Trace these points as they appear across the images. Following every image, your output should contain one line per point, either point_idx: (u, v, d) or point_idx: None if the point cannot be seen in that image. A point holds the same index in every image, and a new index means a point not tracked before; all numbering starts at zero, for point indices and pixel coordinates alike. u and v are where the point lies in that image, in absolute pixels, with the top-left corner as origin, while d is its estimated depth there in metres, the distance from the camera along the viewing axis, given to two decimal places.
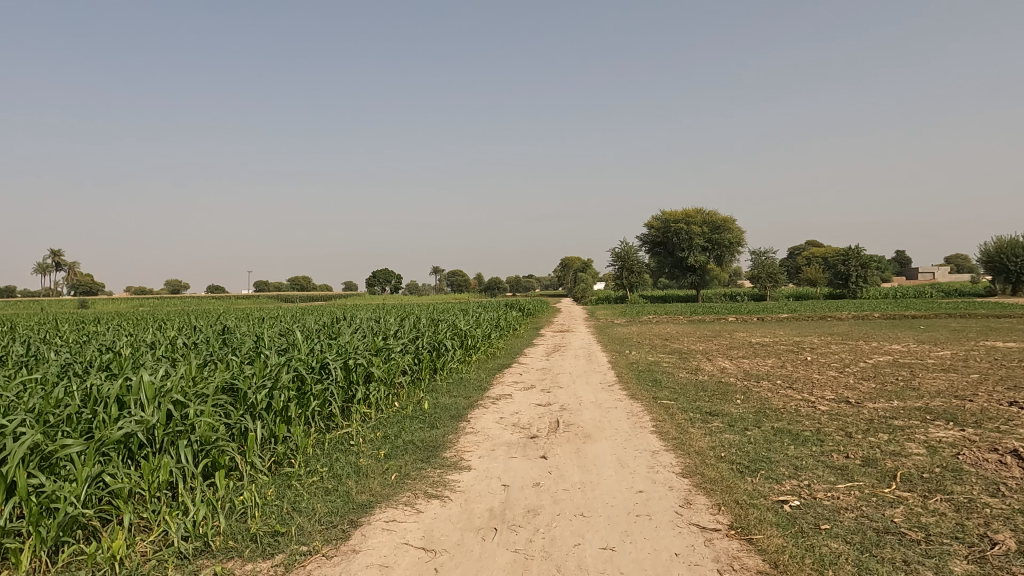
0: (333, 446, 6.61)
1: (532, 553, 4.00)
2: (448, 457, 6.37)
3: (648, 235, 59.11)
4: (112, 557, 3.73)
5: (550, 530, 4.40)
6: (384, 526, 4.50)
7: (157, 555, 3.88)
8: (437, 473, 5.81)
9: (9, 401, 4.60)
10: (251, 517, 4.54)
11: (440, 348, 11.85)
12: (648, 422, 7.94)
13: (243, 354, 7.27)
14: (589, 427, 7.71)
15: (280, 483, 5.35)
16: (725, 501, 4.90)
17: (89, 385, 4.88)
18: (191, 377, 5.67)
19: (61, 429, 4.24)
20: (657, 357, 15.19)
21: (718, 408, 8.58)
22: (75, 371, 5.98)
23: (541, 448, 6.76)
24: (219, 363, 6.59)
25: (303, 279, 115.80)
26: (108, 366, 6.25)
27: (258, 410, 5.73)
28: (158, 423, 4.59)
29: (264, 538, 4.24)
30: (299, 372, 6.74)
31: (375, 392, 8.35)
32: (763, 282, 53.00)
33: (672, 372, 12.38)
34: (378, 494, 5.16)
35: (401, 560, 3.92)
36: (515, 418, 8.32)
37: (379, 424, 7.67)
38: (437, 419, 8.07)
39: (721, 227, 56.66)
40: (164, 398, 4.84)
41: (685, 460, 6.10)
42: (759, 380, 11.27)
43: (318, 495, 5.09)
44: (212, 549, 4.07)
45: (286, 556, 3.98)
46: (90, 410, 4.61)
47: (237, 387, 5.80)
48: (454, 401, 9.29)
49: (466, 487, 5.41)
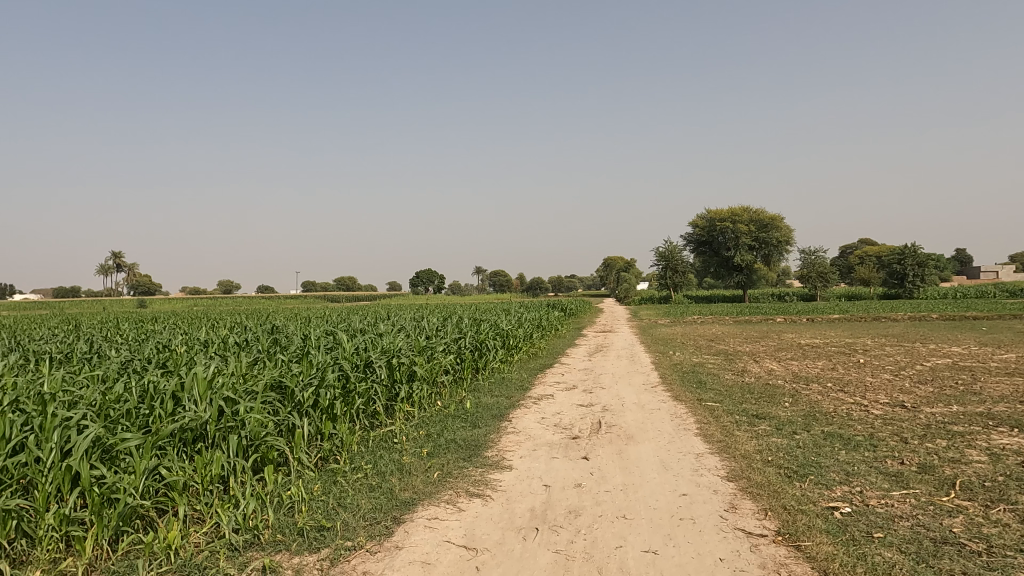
0: (377, 444, 6.72)
1: (574, 554, 3.98)
2: (490, 456, 6.40)
3: (692, 234, 57.93)
4: (168, 547, 3.88)
5: (591, 531, 4.38)
6: (427, 523, 4.56)
7: (210, 546, 4.02)
8: (479, 472, 5.85)
9: (74, 395, 4.85)
10: (299, 512, 4.66)
11: (482, 348, 11.88)
12: (693, 424, 7.80)
13: (292, 352, 7.46)
14: (632, 429, 7.62)
15: (326, 478, 5.47)
16: (772, 506, 4.78)
17: (147, 381, 5.10)
18: (242, 375, 5.87)
19: (120, 423, 4.45)
20: (703, 358, 14.94)
21: (766, 411, 8.37)
22: (134, 367, 6.28)
23: (583, 448, 6.74)
24: (268, 362, 6.80)
25: (349, 281, 118.60)
26: (165, 364, 6.52)
27: (305, 407, 5.88)
28: (210, 419, 4.78)
29: (311, 532, 4.34)
30: (344, 370, 6.89)
31: (419, 390, 8.45)
32: (814, 281, 51.49)
33: (717, 374, 12.16)
34: (421, 491, 5.23)
35: (443, 557, 3.96)
36: (557, 418, 8.31)
37: (422, 423, 7.77)
38: (478, 418, 8.12)
39: (768, 225, 54.76)
40: (215, 394, 5.01)
41: (730, 463, 6.00)
42: (808, 382, 11.00)
43: (362, 491, 5.18)
44: (262, 542, 4.18)
45: (331, 551, 4.07)
46: (148, 406, 4.82)
47: (285, 384, 5.96)
48: (497, 401, 9.31)
49: (508, 486, 5.43)
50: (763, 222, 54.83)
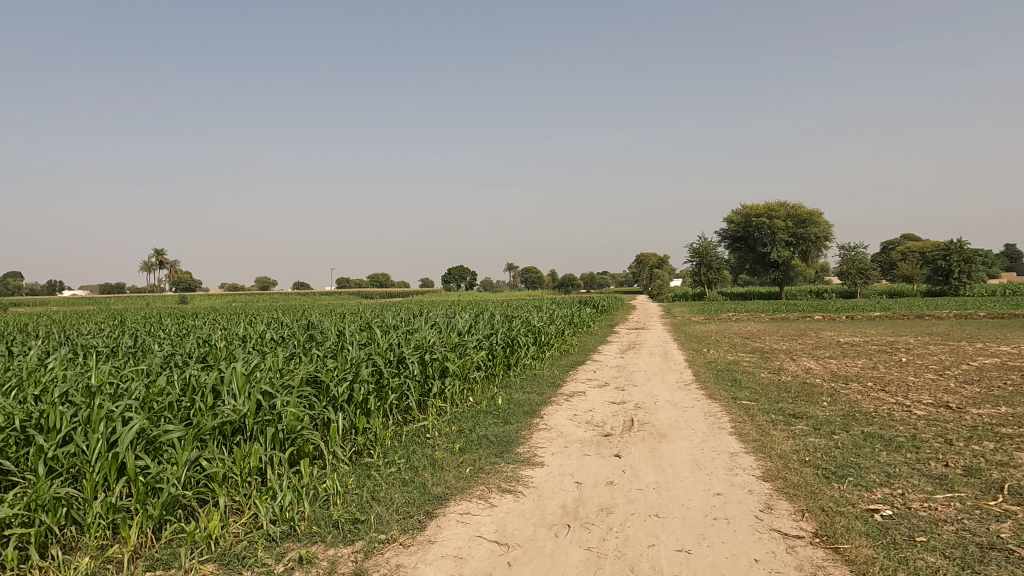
0: (410, 439, 6.79)
1: (606, 552, 3.97)
2: (522, 453, 6.41)
3: (727, 230, 57.04)
4: (209, 536, 3.99)
5: (623, 529, 4.36)
6: (459, 518, 4.59)
7: (248, 536, 4.12)
8: (510, 468, 5.86)
9: (119, 388, 5.02)
10: (333, 504, 4.74)
11: (514, 344, 11.91)
12: (727, 423, 7.69)
13: (327, 348, 7.58)
14: (664, 427, 7.55)
15: (361, 472, 5.55)
16: (809, 507, 4.68)
17: (189, 375, 5.25)
18: (279, 370, 6.00)
19: (163, 416, 4.59)
20: (738, 356, 14.70)
21: (803, 410, 8.21)
22: (176, 361, 6.47)
23: (615, 446, 6.70)
24: (304, 357, 6.93)
25: (382, 277, 119.92)
26: (205, 358, 6.70)
27: (340, 402, 5.97)
28: (248, 412, 4.90)
29: (345, 525, 4.41)
30: (378, 366, 6.98)
31: (451, 386, 8.51)
32: (854, 278, 50.20)
33: (752, 372, 11.95)
34: (453, 486, 5.27)
35: (475, 552, 3.98)
36: (589, 415, 8.29)
37: (455, 418, 7.82)
38: (510, 414, 8.13)
39: (806, 221, 53.56)
40: (253, 388, 5.12)
41: (766, 463, 5.89)
42: (847, 381, 10.74)
43: (395, 485, 5.24)
44: (298, 533, 4.27)
45: (365, 543, 4.13)
46: (189, 399, 4.96)
47: (320, 379, 6.07)
48: (528, 398, 9.33)
49: (539, 483, 5.43)
50: (801, 217, 53.67)
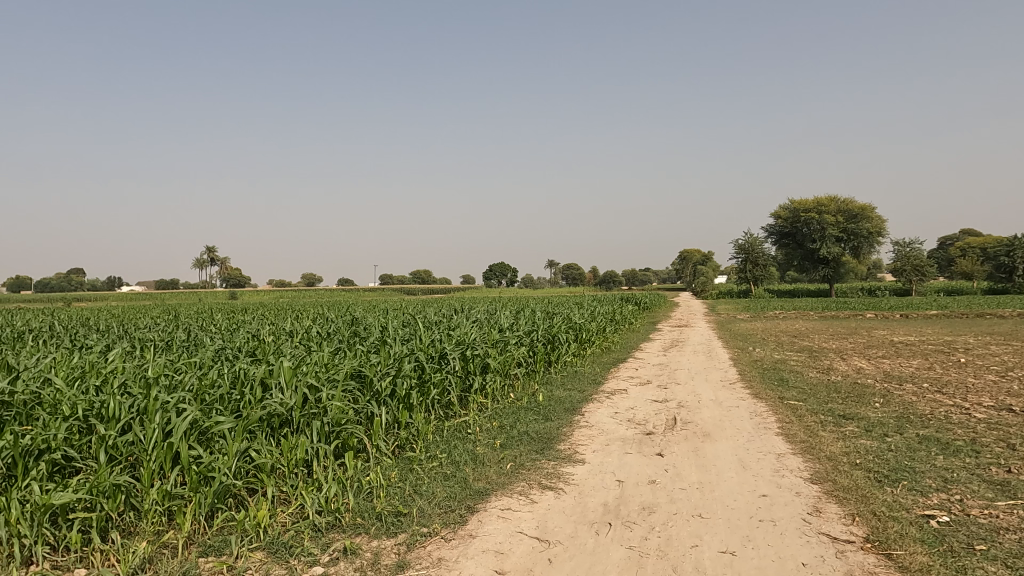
0: (452, 434, 6.85)
1: (648, 551, 3.93)
2: (563, 450, 6.40)
3: (774, 225, 55.56)
4: (258, 525, 4.10)
5: (666, 529, 4.30)
6: (500, 513, 4.61)
7: (295, 526, 4.23)
8: (551, 465, 5.86)
9: (174, 380, 5.22)
10: (377, 497, 4.82)
11: (555, 341, 11.88)
12: (773, 423, 7.51)
13: (370, 343, 7.71)
14: (708, 426, 7.42)
15: (403, 466, 5.63)
16: (860, 511, 4.54)
17: (239, 368, 5.41)
18: (325, 364, 6.13)
19: (215, 407, 4.74)
20: (785, 355, 14.34)
21: (853, 411, 7.96)
22: (227, 355, 6.68)
23: (657, 445, 6.62)
24: (348, 352, 7.07)
25: (425, 274, 121.40)
26: (254, 352, 6.90)
27: (383, 396, 6.07)
28: (295, 405, 5.02)
29: (388, 517, 4.48)
30: (420, 361, 7.06)
31: (492, 382, 8.55)
32: (909, 275, 48.36)
33: (800, 371, 11.64)
34: (494, 482, 5.29)
35: (516, 547, 3.99)
36: (631, 413, 8.21)
37: (495, 414, 7.86)
38: (551, 411, 8.12)
39: (857, 216, 51.82)
40: (299, 382, 5.25)
41: (815, 465, 5.73)
42: (901, 381, 10.35)
43: (437, 480, 5.30)
44: (342, 524, 4.36)
45: (408, 536, 4.19)
46: (239, 391, 5.11)
47: (364, 374, 6.17)
48: (569, 395, 9.29)
49: (581, 480, 5.41)
50: (852, 212, 51.97)
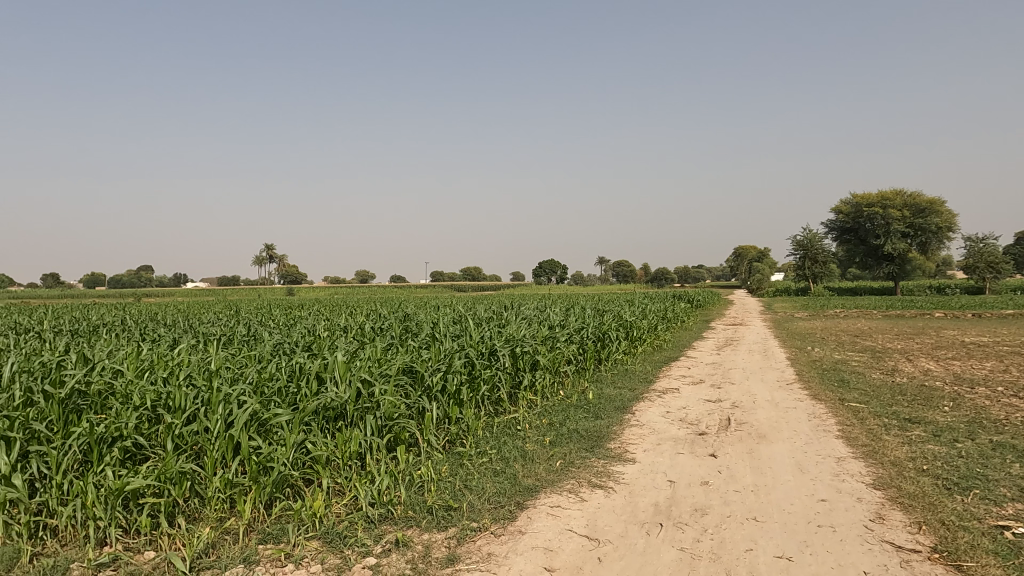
0: (501, 430, 6.88)
1: (700, 553, 3.85)
2: (613, 448, 6.35)
3: (835, 220, 53.71)
4: (314, 514, 4.23)
5: (719, 531, 4.21)
6: (549, 510, 4.61)
7: (349, 517, 4.34)
8: (601, 464, 5.82)
9: (235, 373, 5.42)
10: (428, 491, 4.89)
11: (605, 339, 11.78)
12: (833, 426, 7.25)
13: (422, 339, 7.83)
14: (764, 428, 7.22)
15: (454, 461, 5.69)
16: (927, 520, 4.33)
17: (296, 362, 5.58)
18: (378, 359, 6.26)
19: (273, 400, 4.91)
20: (846, 355, 13.82)
21: (920, 415, 7.60)
22: (285, 349, 6.90)
23: (710, 445, 6.49)
24: (401, 347, 7.19)
25: (475, 271, 122.35)
26: (310, 347, 7.10)
27: (434, 391, 6.15)
28: (349, 399, 5.15)
29: (439, 511, 4.54)
30: (470, 357, 7.13)
31: (542, 379, 8.55)
32: (982, 271, 45.85)
33: (862, 372, 11.20)
34: (544, 479, 5.30)
35: (565, 545, 3.99)
36: (683, 413, 8.06)
37: (545, 411, 7.86)
38: (601, 409, 8.07)
39: (926, 210, 49.43)
40: (353, 376, 5.37)
41: (878, 470, 5.50)
42: (973, 384, 9.84)
43: (487, 475, 5.34)
44: (395, 516, 4.45)
45: (458, 530, 4.24)
46: (296, 385, 5.28)
47: (416, 369, 6.28)
48: (620, 393, 9.20)
49: (631, 479, 5.35)
50: (920, 206, 49.63)
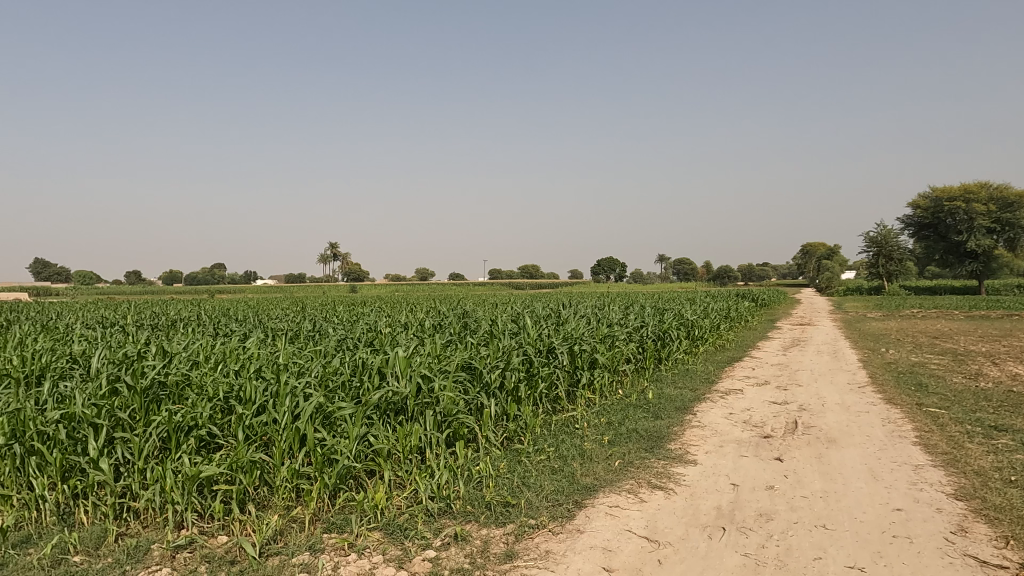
0: (559, 428, 6.85)
1: (765, 560, 3.73)
2: (673, 449, 6.23)
3: (913, 215, 50.99)
4: (376, 506, 4.32)
5: (785, 538, 4.07)
6: (608, 510, 4.56)
7: (410, 509, 4.41)
8: (661, 464, 5.72)
9: (301, 366, 5.61)
10: (486, 486, 4.92)
11: (665, 337, 11.56)
12: (910, 431, 6.88)
13: (480, 336, 7.90)
14: (834, 432, 6.92)
15: (512, 457, 5.71)
16: (1015, 534, 4.05)
17: (358, 357, 5.73)
18: (437, 355, 6.35)
19: (337, 393, 5.05)
20: (924, 358, 13.10)
21: (1007, 422, 7.12)
22: (348, 344, 7.09)
23: (776, 449, 6.28)
24: (460, 344, 7.27)
25: (533, 269, 122.53)
26: (372, 343, 7.27)
27: (492, 388, 6.19)
28: (409, 394, 5.25)
29: (497, 507, 4.57)
30: (528, 354, 7.13)
31: (600, 377, 8.47)
32: None
33: (942, 376, 10.58)
34: (602, 478, 5.25)
35: (624, 546, 3.94)
36: (747, 415, 7.83)
37: (604, 410, 7.78)
38: (661, 409, 7.93)
39: (1014, 204, 46.29)
40: (413, 371, 5.47)
41: (959, 480, 5.18)
42: None
43: (545, 473, 5.33)
44: (454, 510, 4.50)
45: (516, 527, 4.25)
46: (359, 379, 5.42)
47: (475, 366, 6.33)
48: (680, 393, 9.01)
49: (693, 481, 5.24)
50: (1008, 200, 46.53)
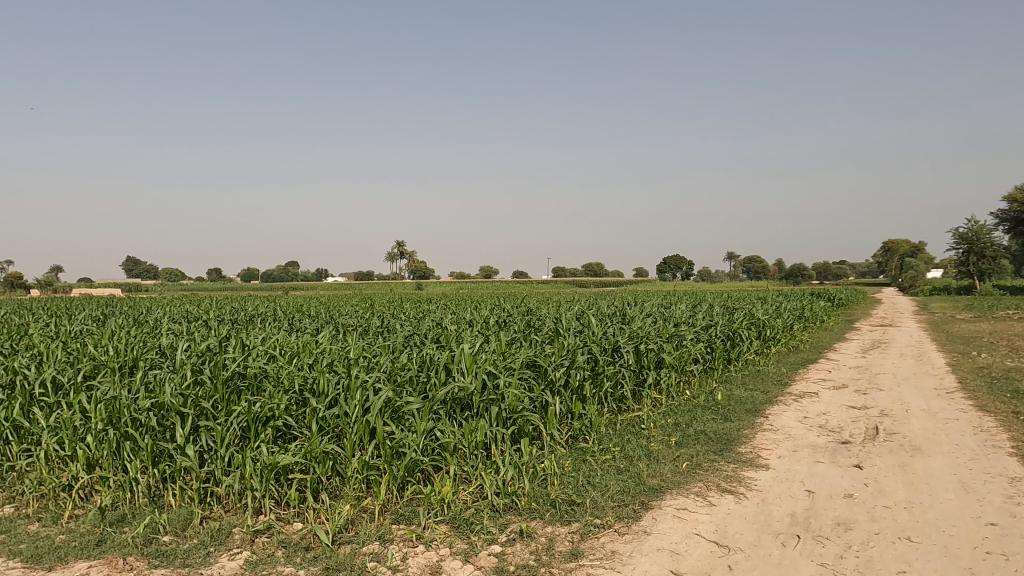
0: (625, 428, 6.77)
1: (843, 571, 3.57)
2: (744, 452, 6.04)
3: (1008, 210, 47.56)
4: (443, 499, 4.40)
5: (865, 549, 3.88)
6: (676, 512, 4.47)
7: (475, 504, 4.46)
8: (731, 468, 5.56)
9: (371, 361, 5.77)
10: (551, 484, 4.92)
11: (735, 337, 11.22)
12: (1006, 441, 6.41)
13: (544, 333, 7.89)
14: (919, 440, 6.54)
15: (576, 456, 5.68)
16: None
17: (425, 353, 5.84)
18: (502, 352, 6.39)
19: (405, 388, 5.17)
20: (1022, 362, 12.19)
21: None
22: (415, 341, 7.24)
23: (855, 456, 5.99)
24: (525, 342, 7.29)
25: (597, 267, 121.50)
26: (438, 339, 7.40)
27: (557, 386, 6.19)
28: (475, 390, 5.31)
29: (562, 505, 4.56)
30: (593, 352, 7.08)
31: (667, 377, 8.31)
32: None
33: None
34: (669, 480, 5.15)
35: (693, 549, 3.85)
36: (823, 419, 7.51)
37: (670, 411, 7.62)
38: (730, 411, 7.70)
39: None
40: (479, 368, 5.53)
41: None
42: None
43: (610, 473, 5.28)
44: (519, 507, 4.52)
45: (582, 525, 4.23)
46: (426, 375, 5.52)
47: (539, 363, 6.35)
48: (751, 395, 8.72)
49: (765, 486, 5.06)
50: None
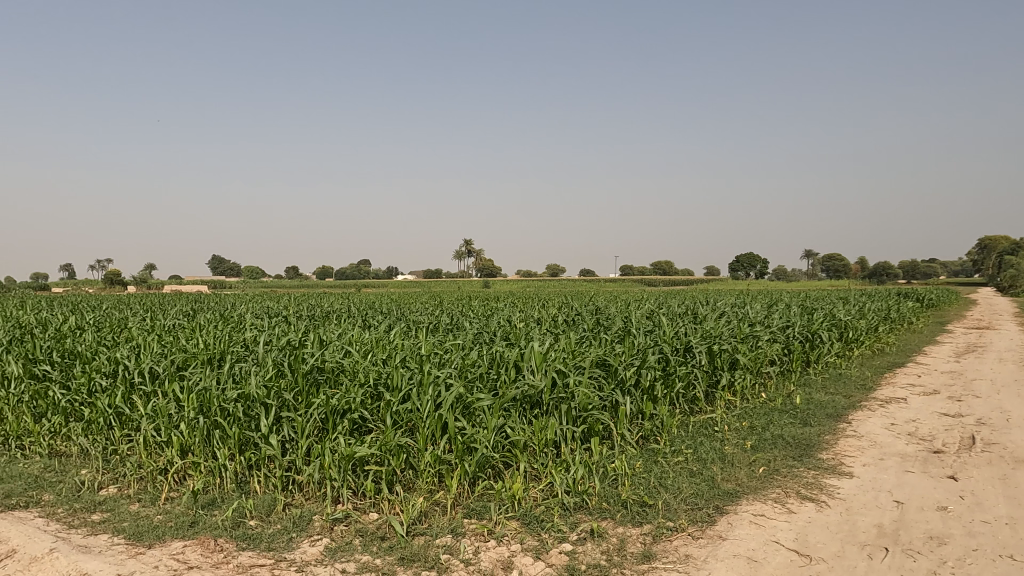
0: (698, 430, 6.60)
1: None
2: (826, 459, 5.78)
3: None
4: (513, 495, 4.43)
5: (962, 565, 3.64)
6: (752, 518, 4.34)
7: (546, 501, 4.46)
8: (811, 475, 5.33)
9: (443, 358, 5.87)
10: (622, 484, 4.86)
11: (815, 339, 10.74)
12: None
13: (614, 333, 7.80)
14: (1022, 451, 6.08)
15: (648, 457, 5.59)
16: None
17: (495, 350, 5.89)
18: (572, 351, 6.37)
19: (476, 385, 5.24)
20: None
21: None
22: (485, 338, 7.31)
23: (949, 466, 5.62)
24: (594, 341, 7.24)
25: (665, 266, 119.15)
26: (507, 337, 7.44)
27: (627, 385, 6.11)
28: (545, 388, 5.32)
29: (634, 506, 4.50)
30: (664, 352, 6.94)
31: (742, 379, 8.05)
32: None
33: None
34: (745, 485, 5.00)
35: (772, 557, 3.72)
36: (913, 426, 7.09)
37: (746, 414, 7.38)
38: (810, 416, 7.39)
39: None
40: (549, 366, 5.53)
41: None
42: None
43: (683, 475, 5.17)
44: (590, 506, 4.50)
45: (654, 527, 4.17)
46: (496, 372, 5.57)
47: (609, 363, 6.29)
48: (833, 399, 8.33)
49: (849, 495, 4.83)
50: None
